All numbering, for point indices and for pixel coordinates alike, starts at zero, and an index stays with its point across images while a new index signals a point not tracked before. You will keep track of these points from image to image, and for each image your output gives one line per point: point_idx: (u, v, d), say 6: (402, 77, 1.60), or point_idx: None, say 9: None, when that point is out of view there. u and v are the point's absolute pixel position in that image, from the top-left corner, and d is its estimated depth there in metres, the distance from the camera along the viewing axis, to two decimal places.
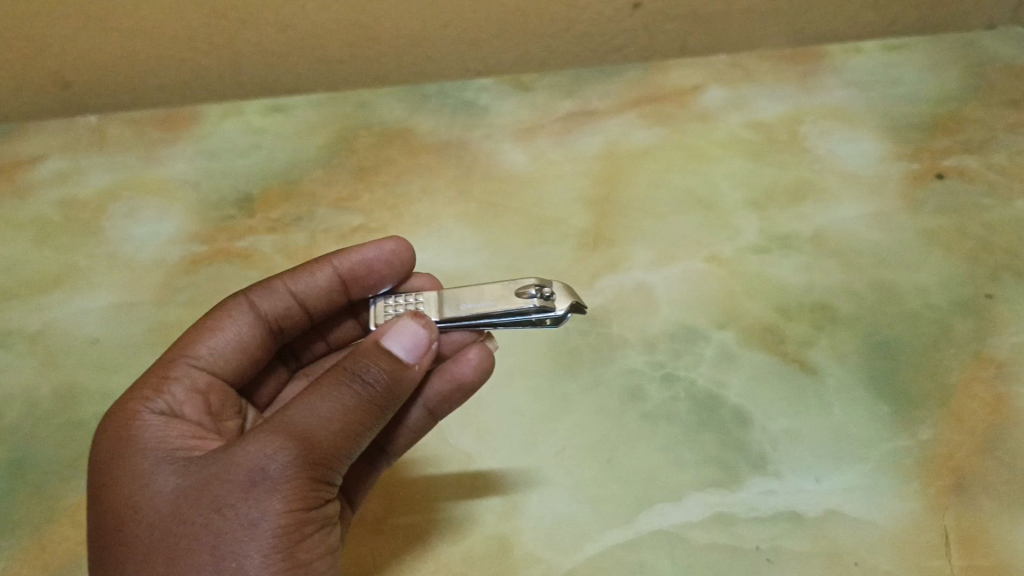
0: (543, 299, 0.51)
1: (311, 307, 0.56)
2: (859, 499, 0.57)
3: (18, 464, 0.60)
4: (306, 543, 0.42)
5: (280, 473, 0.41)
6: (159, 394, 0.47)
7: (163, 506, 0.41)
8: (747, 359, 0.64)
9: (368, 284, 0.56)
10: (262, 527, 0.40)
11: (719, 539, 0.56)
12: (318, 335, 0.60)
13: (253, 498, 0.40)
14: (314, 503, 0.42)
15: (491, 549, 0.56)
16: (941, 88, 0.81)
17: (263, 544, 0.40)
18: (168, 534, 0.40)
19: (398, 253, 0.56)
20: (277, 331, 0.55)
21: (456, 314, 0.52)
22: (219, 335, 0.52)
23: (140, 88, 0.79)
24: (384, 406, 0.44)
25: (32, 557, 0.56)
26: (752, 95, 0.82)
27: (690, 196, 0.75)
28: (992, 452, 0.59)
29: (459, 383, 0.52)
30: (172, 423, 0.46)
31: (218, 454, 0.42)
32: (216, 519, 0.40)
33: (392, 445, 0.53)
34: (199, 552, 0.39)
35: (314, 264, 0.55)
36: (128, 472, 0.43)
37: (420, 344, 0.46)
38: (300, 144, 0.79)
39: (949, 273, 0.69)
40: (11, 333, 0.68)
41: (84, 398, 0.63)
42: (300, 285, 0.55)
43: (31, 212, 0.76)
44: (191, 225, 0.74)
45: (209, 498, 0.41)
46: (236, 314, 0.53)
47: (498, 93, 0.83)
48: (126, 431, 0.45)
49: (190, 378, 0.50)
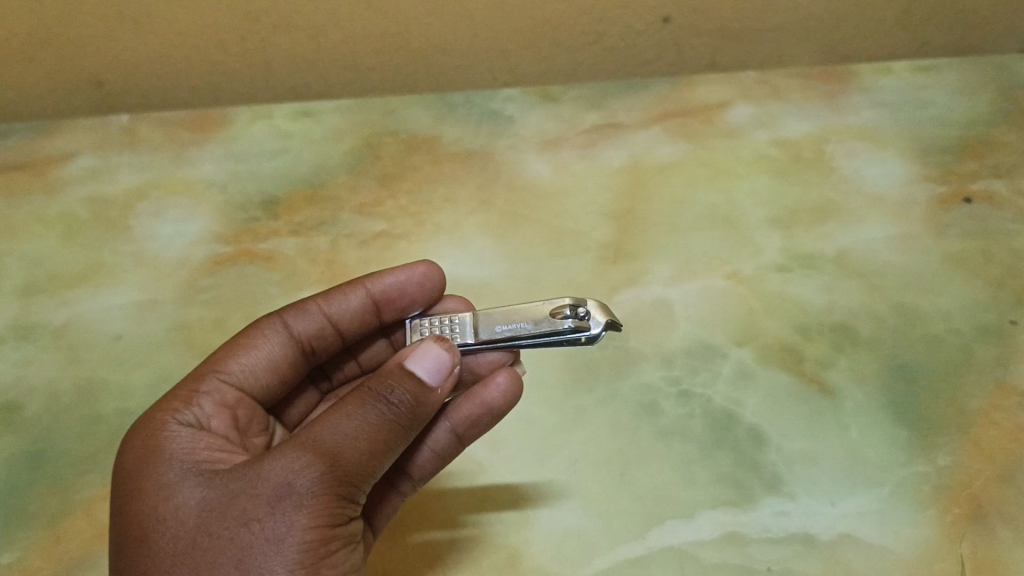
0: (577, 319, 0.49)
1: (343, 329, 0.56)
2: (873, 524, 0.57)
3: (38, 456, 0.61)
4: (332, 560, 0.42)
5: (307, 489, 0.41)
6: (189, 407, 0.48)
7: (189, 519, 0.41)
8: (765, 378, 0.64)
9: (399, 306, 0.57)
10: (289, 541, 0.40)
11: (729, 559, 0.55)
12: (349, 355, 0.61)
13: (280, 512, 0.40)
14: (340, 520, 0.42)
15: (500, 560, 0.56)
16: (971, 111, 0.81)
17: (289, 559, 0.40)
18: (193, 546, 0.40)
19: (430, 277, 0.57)
20: (309, 352, 0.55)
21: (491, 336, 0.51)
22: (252, 352, 0.52)
23: (172, 90, 0.80)
24: (409, 427, 0.44)
25: (48, 549, 0.56)
26: (779, 113, 0.82)
27: (713, 212, 0.74)
28: (1011, 481, 0.58)
29: (489, 407, 0.53)
30: (199, 437, 0.46)
31: (246, 470, 0.42)
32: (243, 532, 0.40)
33: (412, 466, 0.53)
34: (225, 564, 0.39)
35: (348, 286, 0.55)
36: (154, 483, 0.43)
37: (443, 368, 0.47)
38: (326, 149, 0.80)
39: (973, 298, 0.68)
40: (36, 326, 0.69)
41: (104, 393, 0.64)
42: (334, 306, 0.55)
43: (60, 208, 0.77)
44: (216, 226, 0.74)
45: (236, 512, 0.41)
46: (270, 333, 0.53)
47: (524, 103, 0.83)
48: (152, 443, 0.45)
49: (220, 393, 0.50)
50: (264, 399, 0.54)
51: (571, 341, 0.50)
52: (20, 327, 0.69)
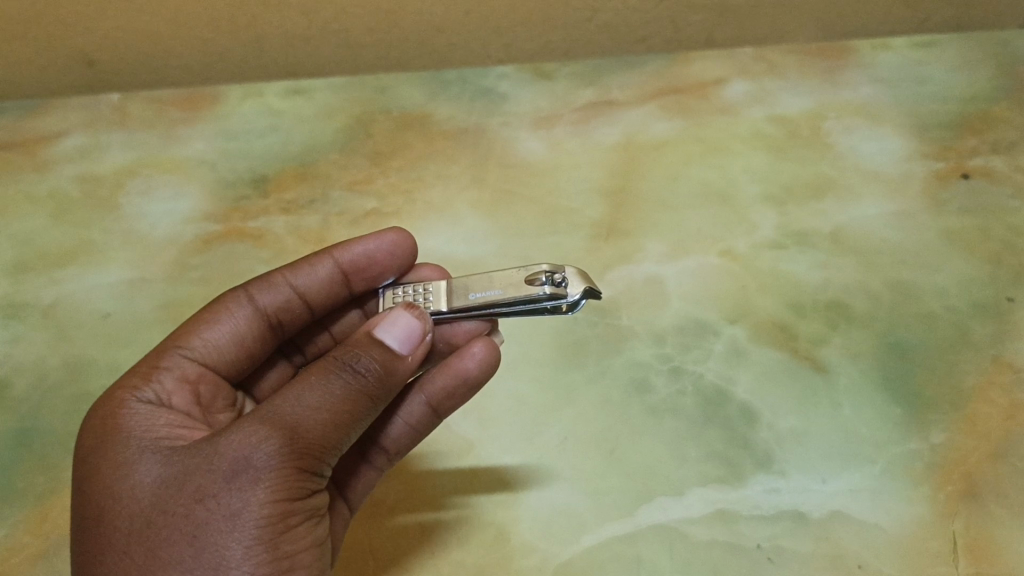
0: (554, 286, 0.49)
1: (311, 301, 0.56)
2: (865, 502, 0.56)
3: (25, 434, 0.61)
4: (291, 535, 0.42)
5: (264, 463, 0.40)
6: (149, 384, 0.48)
7: (145, 496, 0.41)
8: (757, 355, 0.63)
9: (370, 275, 0.57)
10: (245, 517, 0.40)
11: (719, 536, 0.55)
12: (321, 327, 0.60)
13: (237, 487, 0.40)
14: (301, 493, 0.42)
15: (489, 536, 0.56)
16: (971, 87, 0.80)
17: (245, 535, 0.40)
18: (149, 524, 0.40)
19: (400, 244, 0.56)
20: (277, 326, 0.55)
21: (464, 304, 0.51)
22: (216, 327, 0.52)
23: (163, 68, 0.79)
24: (376, 396, 0.44)
25: (35, 526, 0.56)
26: (775, 89, 0.81)
27: (708, 189, 0.74)
28: (1006, 458, 0.58)
29: (463, 378, 0.53)
30: (158, 413, 0.46)
31: (203, 446, 0.42)
32: (198, 509, 0.40)
33: (385, 440, 0.53)
34: (180, 542, 0.39)
35: (315, 257, 0.55)
36: (111, 461, 0.43)
37: (414, 336, 0.46)
38: (317, 127, 0.79)
39: (970, 275, 0.67)
40: (25, 304, 0.68)
41: (92, 371, 0.64)
42: (300, 278, 0.55)
43: (50, 187, 0.76)
44: (206, 204, 0.74)
45: (192, 488, 0.40)
46: (234, 307, 0.53)
47: (517, 81, 0.82)
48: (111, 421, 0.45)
49: (181, 368, 0.50)
50: (230, 375, 0.54)
51: (548, 308, 0.50)
52: (9, 305, 0.69)
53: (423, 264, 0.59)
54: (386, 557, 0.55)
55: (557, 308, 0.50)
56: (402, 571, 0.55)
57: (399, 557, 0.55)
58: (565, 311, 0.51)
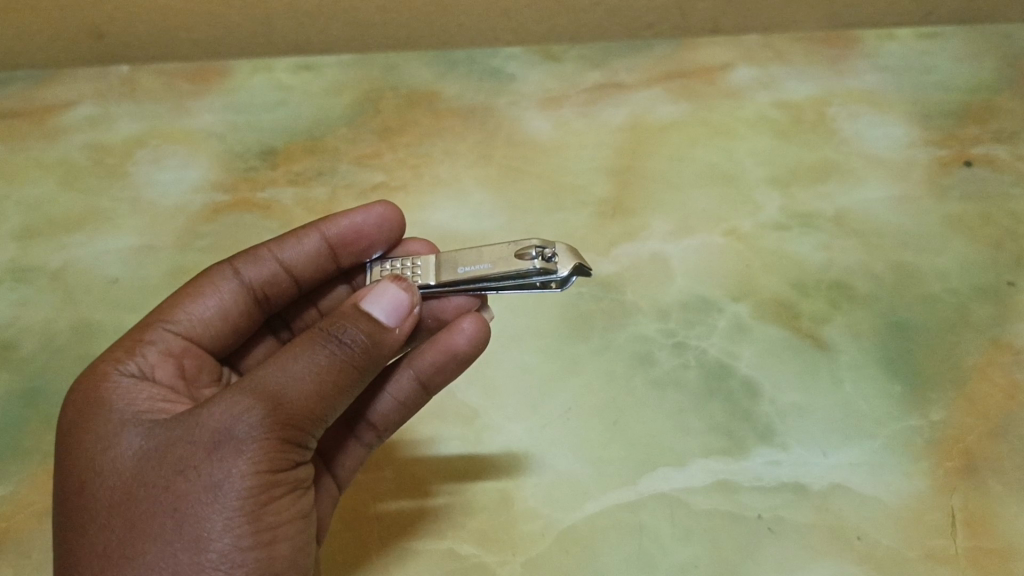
0: (544, 261, 0.48)
1: (299, 275, 0.56)
2: (865, 476, 0.57)
3: (32, 394, 0.61)
4: (273, 506, 0.42)
5: (246, 435, 0.40)
6: (132, 358, 0.48)
7: (127, 468, 0.41)
8: (760, 331, 0.64)
9: (357, 249, 0.57)
10: (226, 489, 0.40)
11: (720, 506, 0.55)
12: (309, 302, 0.61)
13: (218, 459, 0.40)
14: (284, 465, 0.42)
15: (491, 502, 0.56)
16: (974, 77, 0.80)
17: (226, 507, 0.40)
18: (130, 496, 0.40)
19: (388, 218, 0.56)
20: (262, 299, 0.55)
21: (453, 278, 0.51)
22: (201, 301, 0.53)
23: (173, 41, 0.80)
24: (362, 367, 0.43)
25: (41, 484, 0.56)
26: (781, 75, 0.82)
27: (713, 170, 0.74)
28: (1004, 436, 0.58)
29: (453, 353, 0.52)
30: (142, 386, 0.46)
31: (185, 417, 0.42)
32: (179, 480, 0.40)
33: (372, 415, 0.53)
34: (161, 513, 0.40)
35: (302, 231, 0.55)
36: (95, 433, 0.43)
37: (401, 307, 0.45)
38: (326, 102, 0.80)
39: (972, 259, 0.68)
40: (33, 268, 0.69)
41: (100, 334, 0.64)
42: (287, 252, 0.55)
43: (60, 155, 0.77)
44: (215, 174, 0.74)
45: (173, 459, 0.41)
46: (221, 281, 0.54)
47: (525, 62, 0.83)
48: (95, 394, 0.45)
49: (166, 342, 0.50)
50: (215, 349, 0.54)
51: (538, 283, 0.50)
52: (17, 269, 0.69)
53: (413, 239, 0.59)
54: (391, 521, 0.56)
55: (546, 284, 0.50)
56: (406, 534, 0.55)
57: (403, 521, 0.56)
58: (555, 286, 0.51)
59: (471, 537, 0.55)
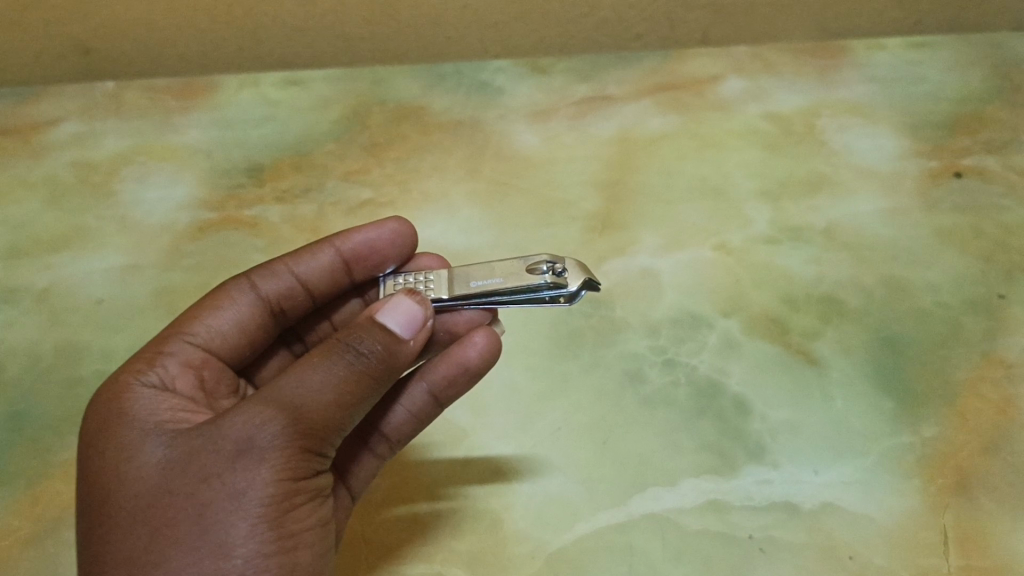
0: (555, 276, 0.49)
1: (312, 290, 0.56)
2: (856, 494, 0.56)
3: (16, 417, 0.60)
4: (294, 513, 0.42)
5: (270, 443, 0.40)
6: (153, 367, 0.47)
7: (151, 477, 0.41)
8: (751, 347, 0.63)
9: (370, 264, 0.56)
10: (250, 496, 0.40)
11: (711, 526, 0.55)
12: (321, 315, 0.60)
13: (242, 466, 0.40)
14: (305, 473, 0.42)
15: (481, 524, 0.56)
16: (965, 87, 0.80)
17: (250, 514, 0.40)
18: (155, 504, 0.40)
19: (401, 234, 0.56)
20: (277, 314, 0.55)
21: (464, 292, 0.51)
22: (220, 314, 0.52)
23: (159, 58, 0.80)
24: (378, 379, 0.44)
25: (26, 510, 0.56)
26: (771, 87, 0.81)
27: (703, 184, 0.74)
28: (996, 452, 0.58)
29: (464, 367, 0.52)
30: (162, 397, 0.46)
31: (208, 426, 0.42)
32: (203, 488, 0.40)
33: (386, 427, 0.53)
34: (186, 520, 0.39)
35: (317, 245, 0.55)
36: (116, 443, 0.43)
37: (414, 322, 0.46)
38: (314, 118, 0.79)
39: (962, 272, 0.68)
40: (18, 289, 0.68)
41: (85, 356, 0.63)
42: (301, 267, 0.55)
43: (46, 173, 0.76)
44: (202, 191, 0.74)
45: (197, 467, 0.40)
46: (237, 295, 0.53)
47: (514, 75, 0.83)
48: (116, 404, 0.44)
49: (185, 354, 0.50)
50: (233, 362, 0.54)
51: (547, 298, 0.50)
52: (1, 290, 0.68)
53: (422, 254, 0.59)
54: (380, 544, 0.55)
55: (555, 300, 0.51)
56: (396, 558, 0.55)
57: (393, 544, 0.55)
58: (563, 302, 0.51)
59: (461, 561, 0.54)
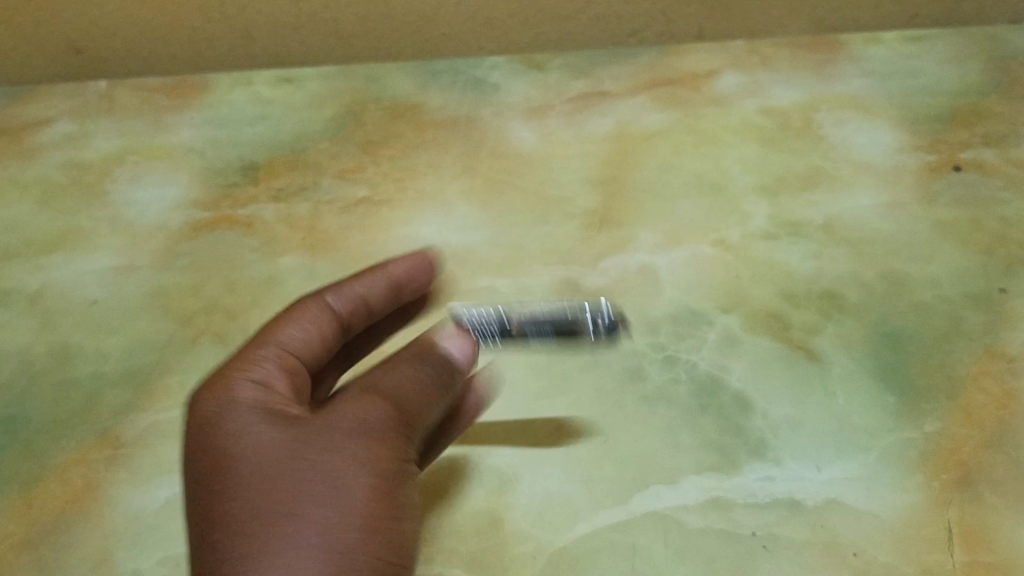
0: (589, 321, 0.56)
1: (372, 304, 0.58)
2: (860, 490, 0.56)
3: (10, 421, 0.59)
4: (401, 487, 0.47)
5: (382, 423, 0.49)
6: (250, 372, 0.50)
7: (272, 463, 0.46)
8: (751, 343, 0.63)
9: (417, 288, 0.61)
10: (359, 475, 0.46)
11: (714, 524, 0.55)
12: (368, 338, 0.62)
13: (356, 446, 0.47)
14: (405, 452, 0.49)
15: (481, 524, 0.55)
16: (962, 80, 0.80)
17: (363, 488, 0.45)
18: (279, 484, 0.45)
19: (433, 261, 0.63)
20: (349, 326, 0.57)
21: (522, 325, 0.57)
22: (303, 323, 0.54)
23: (151, 57, 0.79)
24: (450, 383, 0.54)
25: (20, 515, 0.55)
26: (768, 82, 0.81)
27: (701, 180, 0.73)
28: (999, 447, 0.58)
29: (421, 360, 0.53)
30: (262, 394, 0.49)
31: (316, 419, 0.48)
32: (321, 470, 0.45)
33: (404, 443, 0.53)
34: (309, 497, 0.44)
35: (371, 269, 0.58)
36: (227, 439, 0.47)
37: (467, 353, 0.56)
38: (308, 116, 0.79)
39: (962, 265, 0.67)
40: (11, 292, 0.67)
41: (78, 358, 0.63)
42: (362, 287, 0.58)
43: (38, 174, 0.75)
44: (195, 191, 0.73)
45: (314, 452, 0.46)
46: (312, 309, 0.55)
47: (509, 71, 0.82)
48: (220, 407, 0.48)
49: (275, 358, 0.51)
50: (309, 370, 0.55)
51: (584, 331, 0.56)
52: None
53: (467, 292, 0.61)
54: None
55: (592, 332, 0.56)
56: None
57: None
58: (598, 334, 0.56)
59: (461, 562, 0.54)
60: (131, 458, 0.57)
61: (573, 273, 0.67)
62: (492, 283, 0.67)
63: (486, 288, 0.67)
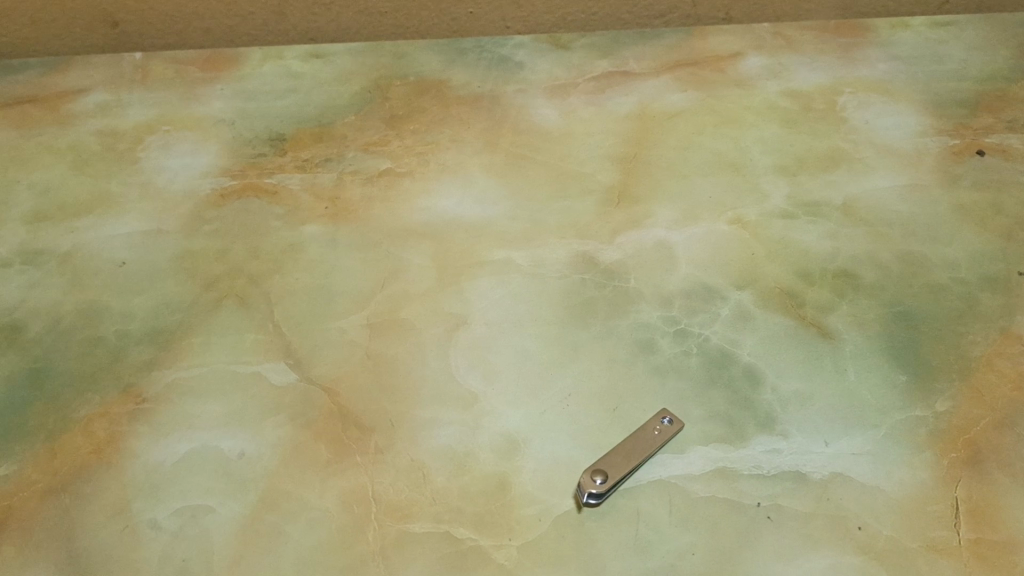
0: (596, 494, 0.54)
1: (209, 371, 0.61)
2: (867, 465, 0.56)
3: (36, 374, 0.61)
4: None
5: None
6: (29, 508, 0.54)
7: None
8: (764, 319, 0.63)
9: (229, 344, 0.62)
10: None
11: (719, 493, 0.55)
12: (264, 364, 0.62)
13: None
14: None
15: (489, 487, 0.55)
16: (988, 67, 0.81)
17: None
18: None
19: (188, 325, 0.64)
20: (184, 390, 0.60)
21: (630, 435, 0.57)
22: (78, 448, 0.57)
23: (185, 31, 0.83)
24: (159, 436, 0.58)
25: (42, 464, 0.56)
26: (791, 64, 0.82)
27: (721, 159, 0.74)
28: (1011, 428, 0.57)
29: None
30: (55, 531, 0.53)
31: None
32: None
33: None
34: None
35: (150, 388, 0.60)
36: None
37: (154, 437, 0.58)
38: (336, 89, 0.81)
39: (981, 248, 0.67)
40: (42, 252, 0.69)
41: (105, 318, 0.64)
42: (132, 398, 0.60)
43: (72, 140, 0.77)
44: (224, 160, 0.75)
45: None
46: (103, 431, 0.58)
47: (535, 50, 0.84)
48: (16, 536, 0.53)
49: (36, 477, 0.56)
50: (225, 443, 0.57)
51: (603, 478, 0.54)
52: (25, 251, 0.69)
53: (638, 432, 0.57)
54: (388, 503, 0.55)
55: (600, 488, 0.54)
56: (404, 518, 0.54)
57: (402, 504, 0.54)
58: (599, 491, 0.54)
59: (468, 521, 0.54)
60: (153, 413, 0.59)
61: (589, 247, 0.68)
62: (509, 255, 0.68)
63: (504, 260, 0.67)
